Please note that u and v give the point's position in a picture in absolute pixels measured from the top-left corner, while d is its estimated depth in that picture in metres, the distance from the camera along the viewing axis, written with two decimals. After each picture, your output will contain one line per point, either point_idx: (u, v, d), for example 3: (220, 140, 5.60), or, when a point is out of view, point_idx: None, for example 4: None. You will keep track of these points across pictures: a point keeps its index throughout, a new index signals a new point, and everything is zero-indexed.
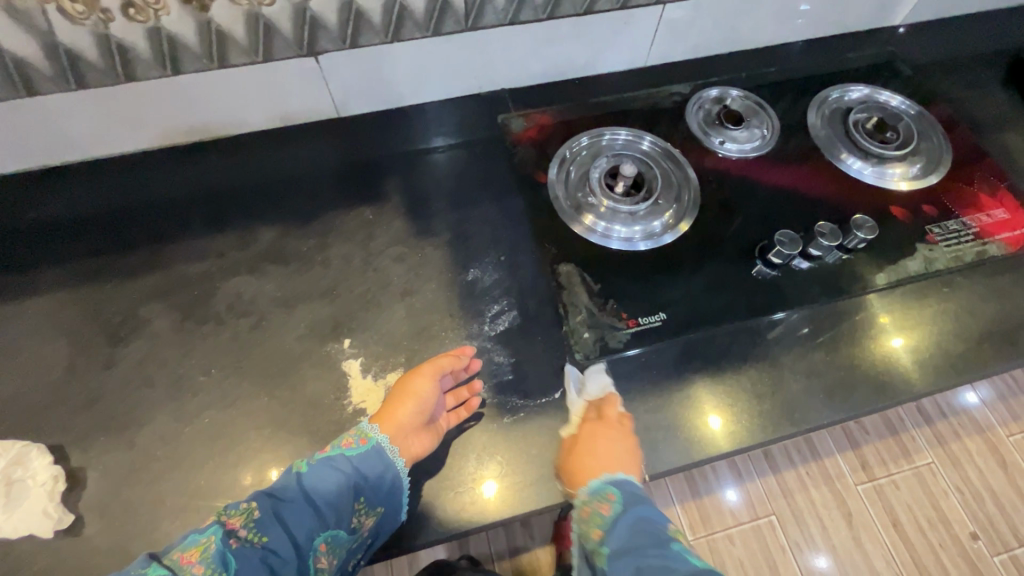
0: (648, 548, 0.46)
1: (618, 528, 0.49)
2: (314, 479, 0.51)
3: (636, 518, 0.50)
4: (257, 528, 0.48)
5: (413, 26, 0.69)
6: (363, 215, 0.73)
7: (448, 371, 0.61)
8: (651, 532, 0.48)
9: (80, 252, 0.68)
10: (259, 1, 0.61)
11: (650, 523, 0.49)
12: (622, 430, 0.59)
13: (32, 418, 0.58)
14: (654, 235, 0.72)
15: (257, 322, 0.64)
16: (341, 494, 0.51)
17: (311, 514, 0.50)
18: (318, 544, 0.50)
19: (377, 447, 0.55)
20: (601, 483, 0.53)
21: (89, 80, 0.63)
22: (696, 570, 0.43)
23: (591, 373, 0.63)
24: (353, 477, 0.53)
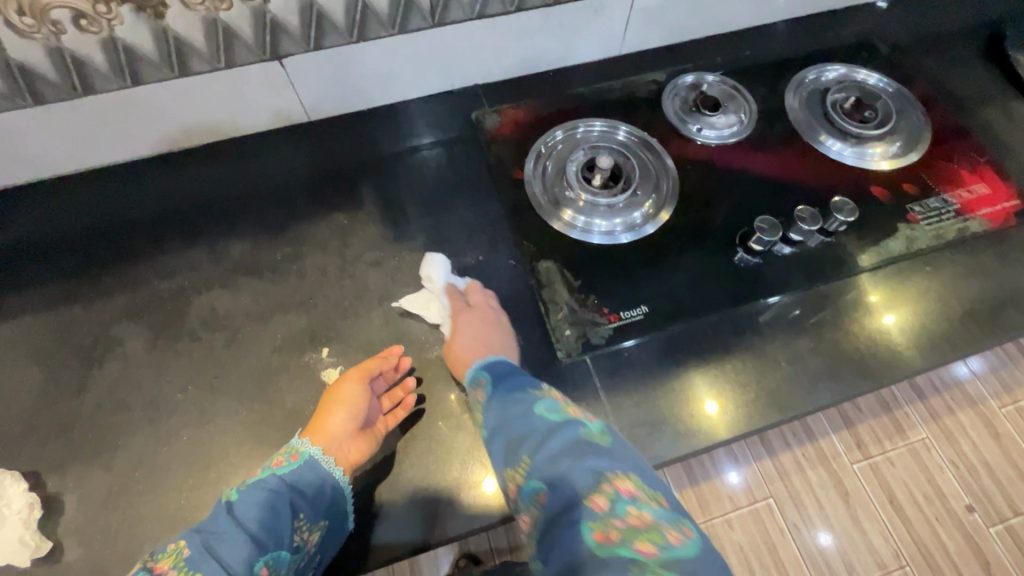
0: (512, 419, 0.52)
1: (494, 405, 0.54)
2: (242, 505, 0.51)
3: (506, 392, 0.55)
4: (186, 564, 0.47)
5: (378, 25, 0.67)
6: (338, 220, 0.72)
7: (377, 373, 0.61)
8: (518, 400, 0.54)
9: (50, 273, 0.67)
10: (216, 6, 0.60)
11: (521, 392, 0.55)
12: (483, 309, 0.65)
13: (5, 445, 0.57)
14: (635, 226, 0.71)
15: (234, 335, 0.63)
16: (275, 514, 0.51)
17: (247, 541, 0.49)
18: (261, 568, 0.48)
19: (307, 461, 0.54)
20: (473, 374, 0.58)
21: (45, 96, 0.61)
22: (550, 426, 0.50)
23: (438, 262, 0.68)
24: (286, 495, 0.52)
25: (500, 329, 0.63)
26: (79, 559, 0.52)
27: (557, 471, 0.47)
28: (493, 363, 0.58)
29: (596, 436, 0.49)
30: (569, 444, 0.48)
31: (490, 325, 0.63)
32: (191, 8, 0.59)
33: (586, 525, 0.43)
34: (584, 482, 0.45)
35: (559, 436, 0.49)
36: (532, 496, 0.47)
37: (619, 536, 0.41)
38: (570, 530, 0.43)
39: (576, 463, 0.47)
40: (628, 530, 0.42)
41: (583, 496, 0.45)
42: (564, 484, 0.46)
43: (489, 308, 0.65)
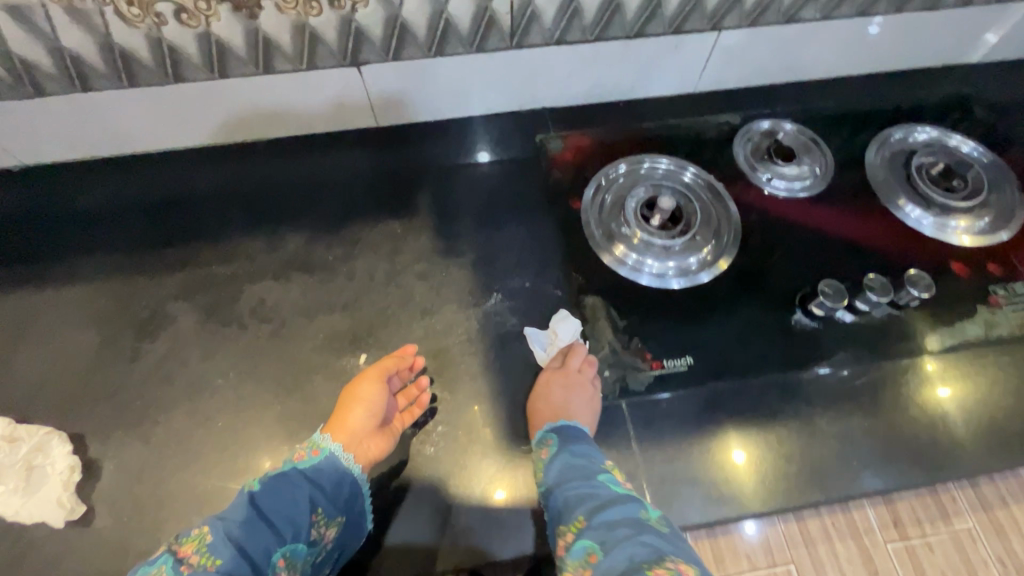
0: (575, 481, 0.53)
1: (559, 464, 0.55)
2: (264, 495, 0.51)
3: (574, 456, 0.56)
4: (210, 551, 0.46)
5: (457, 42, 0.68)
6: (391, 227, 0.72)
7: (394, 372, 0.61)
8: (586, 466, 0.55)
9: (119, 244, 0.70)
10: (306, 12, 0.61)
11: (565, 451, 0.56)
12: (582, 378, 0.61)
13: (57, 404, 0.60)
14: (689, 273, 0.69)
15: (278, 328, 0.64)
16: (296, 507, 0.51)
17: (267, 530, 0.49)
18: (276, 560, 0.49)
19: (329, 457, 0.55)
20: (542, 433, 0.58)
21: (140, 79, 0.65)
22: (615, 497, 0.52)
23: (558, 323, 0.66)
24: (308, 489, 0.53)
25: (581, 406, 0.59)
26: (106, 527, 0.54)
27: (612, 537, 0.48)
28: (564, 428, 0.57)
29: (659, 522, 0.50)
30: (629, 518, 0.49)
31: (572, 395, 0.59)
32: (283, 11, 0.61)
33: None
34: (642, 554, 0.46)
35: (621, 508, 0.50)
36: (582, 552, 0.48)
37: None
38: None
39: (632, 535, 0.47)
40: None
41: (640, 565, 0.45)
42: (621, 550, 0.46)
43: (587, 382, 0.61)
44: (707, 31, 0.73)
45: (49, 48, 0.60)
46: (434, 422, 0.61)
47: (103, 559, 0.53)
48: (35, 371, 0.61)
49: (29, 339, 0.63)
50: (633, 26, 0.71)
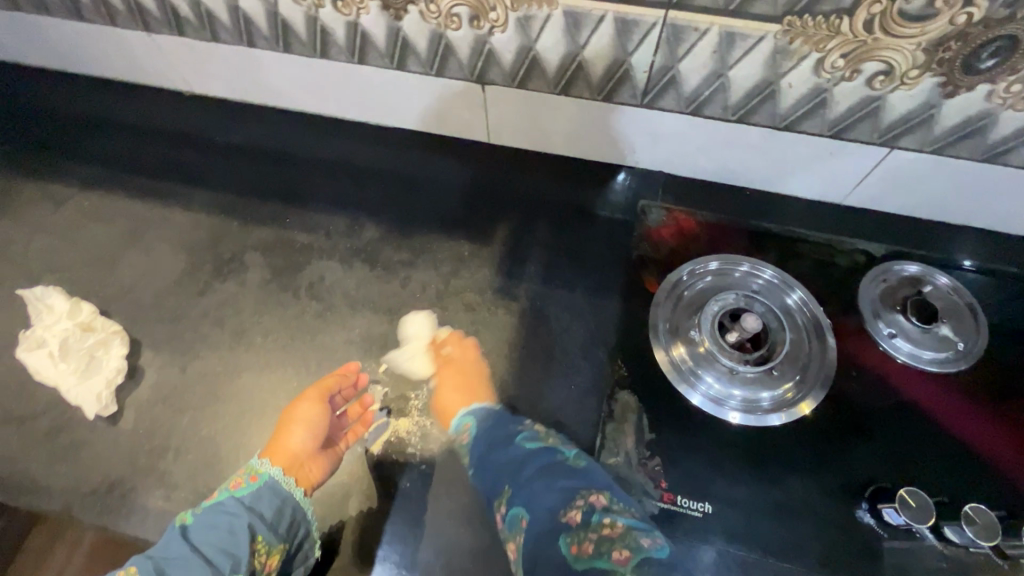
0: (498, 450, 0.55)
1: (483, 428, 0.57)
2: (198, 529, 0.52)
3: (491, 430, 0.57)
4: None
5: (585, 87, 0.65)
6: (460, 248, 0.71)
7: (336, 392, 0.62)
8: (502, 435, 0.56)
9: (230, 186, 0.77)
10: (447, 24, 0.62)
11: (485, 421, 0.58)
12: (470, 364, 0.62)
13: (134, 310, 0.68)
14: (749, 407, 0.60)
15: (324, 310, 0.67)
16: (232, 537, 0.52)
17: (203, 564, 0.50)
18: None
19: (267, 483, 0.55)
20: (457, 420, 0.59)
21: (292, 48, 0.70)
22: (529, 454, 0.53)
23: (410, 321, 0.66)
24: (246, 515, 0.53)
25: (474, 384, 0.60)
26: (125, 434, 0.60)
27: (530, 490, 0.49)
28: (475, 411, 0.58)
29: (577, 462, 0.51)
30: (548, 466, 0.51)
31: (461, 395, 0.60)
32: (425, 18, 0.62)
33: (562, 539, 0.43)
34: (556, 502, 0.46)
35: (537, 460, 0.52)
36: (514, 520, 0.48)
37: (593, 548, 0.41)
38: (547, 543, 0.44)
39: (550, 482, 0.49)
40: (602, 541, 0.41)
41: (557, 511, 0.46)
42: (540, 505, 0.47)
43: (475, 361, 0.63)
44: (875, 144, 0.62)
45: (228, 6, 0.67)
46: (421, 459, 0.59)
47: (110, 459, 0.59)
48: (132, 275, 0.71)
49: (138, 247, 0.73)
50: (785, 117, 0.62)
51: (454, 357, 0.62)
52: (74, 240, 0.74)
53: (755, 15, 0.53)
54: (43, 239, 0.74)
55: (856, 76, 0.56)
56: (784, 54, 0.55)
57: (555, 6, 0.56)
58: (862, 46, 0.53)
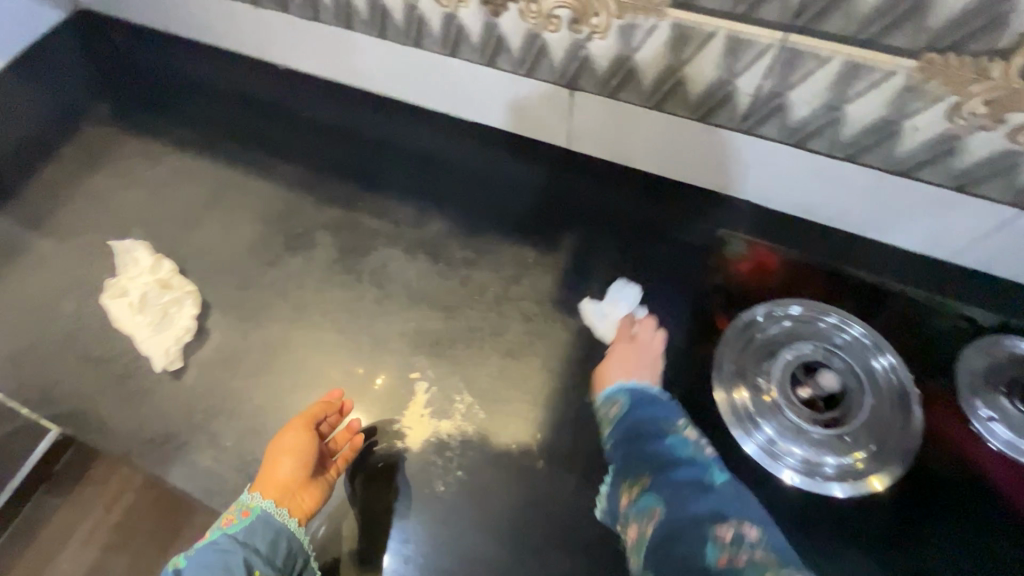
0: (644, 441, 0.52)
1: (635, 411, 0.55)
2: (193, 572, 0.51)
3: (639, 414, 0.54)
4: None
5: (680, 104, 0.62)
6: (525, 254, 0.70)
7: (321, 418, 0.59)
8: (654, 419, 0.54)
9: (310, 162, 0.79)
10: (546, 26, 0.60)
11: (633, 409, 0.55)
12: (649, 356, 0.61)
13: (208, 271, 0.71)
14: (811, 472, 0.55)
15: (383, 298, 0.68)
16: (227, 575, 0.50)
17: None
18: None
19: (260, 516, 0.53)
20: (608, 391, 0.58)
21: (389, 34, 0.71)
22: (679, 460, 0.51)
23: (615, 290, 0.67)
24: (240, 551, 0.52)
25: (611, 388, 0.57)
26: (186, 391, 0.63)
27: (677, 493, 0.48)
28: (632, 388, 0.57)
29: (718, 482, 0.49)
30: (696, 481, 0.49)
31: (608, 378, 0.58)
32: (524, 17, 0.60)
33: (706, 543, 0.44)
34: (700, 515, 0.46)
35: (684, 469, 0.50)
36: (645, 509, 0.49)
37: (743, 564, 0.42)
38: (687, 547, 0.44)
39: (696, 495, 0.48)
40: (755, 563, 0.42)
41: (703, 522, 0.45)
42: (684, 509, 0.47)
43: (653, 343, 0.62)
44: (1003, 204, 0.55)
45: None
46: (459, 465, 0.58)
47: (169, 411, 0.62)
48: (210, 237, 0.74)
49: (219, 211, 0.76)
50: (901, 162, 0.56)
51: (636, 339, 0.62)
52: (163, 196, 0.78)
53: (888, 47, 0.48)
54: (137, 192, 0.79)
55: (996, 126, 0.49)
56: (914, 93, 0.50)
57: (663, 16, 0.54)
58: (1010, 94, 0.46)
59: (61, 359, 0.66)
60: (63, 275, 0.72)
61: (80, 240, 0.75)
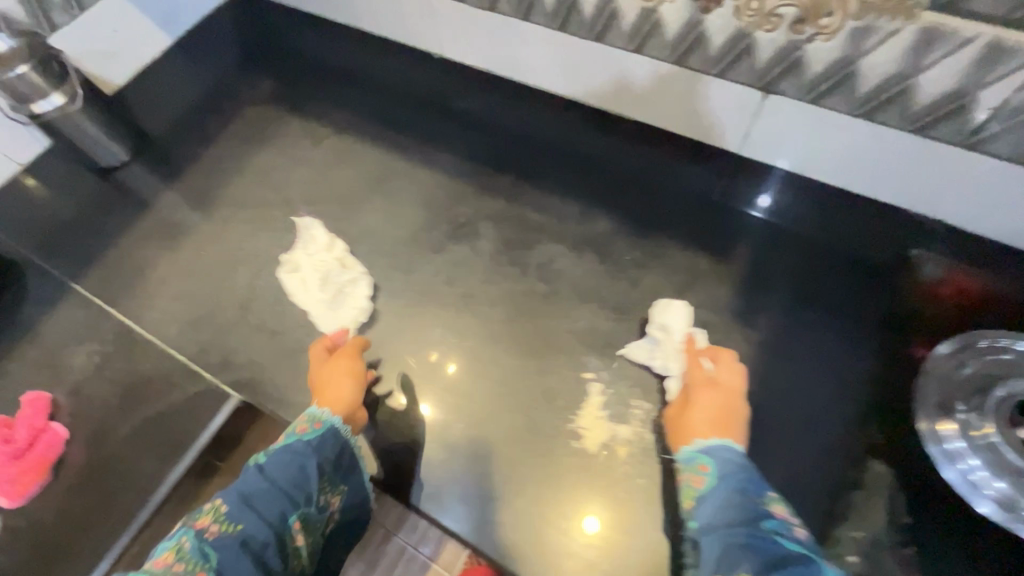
0: (735, 530, 0.42)
1: (714, 494, 0.46)
2: (270, 468, 0.51)
3: (729, 486, 0.46)
4: (226, 517, 0.48)
5: (896, 114, 0.58)
6: (696, 260, 0.68)
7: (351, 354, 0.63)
8: (746, 500, 0.45)
9: (470, 154, 0.80)
10: (760, 25, 0.58)
11: (716, 489, 0.46)
12: (727, 390, 0.54)
13: (374, 254, 0.72)
14: (1016, 515, 0.50)
15: (550, 293, 0.67)
16: (303, 475, 0.51)
17: (280, 496, 0.49)
18: (293, 522, 0.49)
19: (332, 429, 0.54)
20: (691, 453, 0.50)
21: (571, 27, 0.71)
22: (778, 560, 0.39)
23: (667, 309, 0.63)
24: (314, 458, 0.52)
25: (733, 417, 0.52)
26: None
27: None
28: (712, 446, 0.50)
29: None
30: None
31: (728, 412, 0.52)
32: (738, 15, 0.58)
33: None
34: None
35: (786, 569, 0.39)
36: None
37: None
38: None
39: None
40: None
41: None
42: None
43: (735, 388, 0.55)
44: None
45: None
46: (640, 474, 0.56)
47: None
48: (374, 220, 0.75)
49: (381, 195, 0.77)
50: None
51: (720, 382, 0.55)
52: (326, 177, 0.80)
53: None
54: (302, 171, 0.81)
55: None
56: None
57: (913, 19, 0.50)
58: None
59: (238, 327, 0.69)
60: (237, 246, 0.75)
61: (250, 214, 0.78)
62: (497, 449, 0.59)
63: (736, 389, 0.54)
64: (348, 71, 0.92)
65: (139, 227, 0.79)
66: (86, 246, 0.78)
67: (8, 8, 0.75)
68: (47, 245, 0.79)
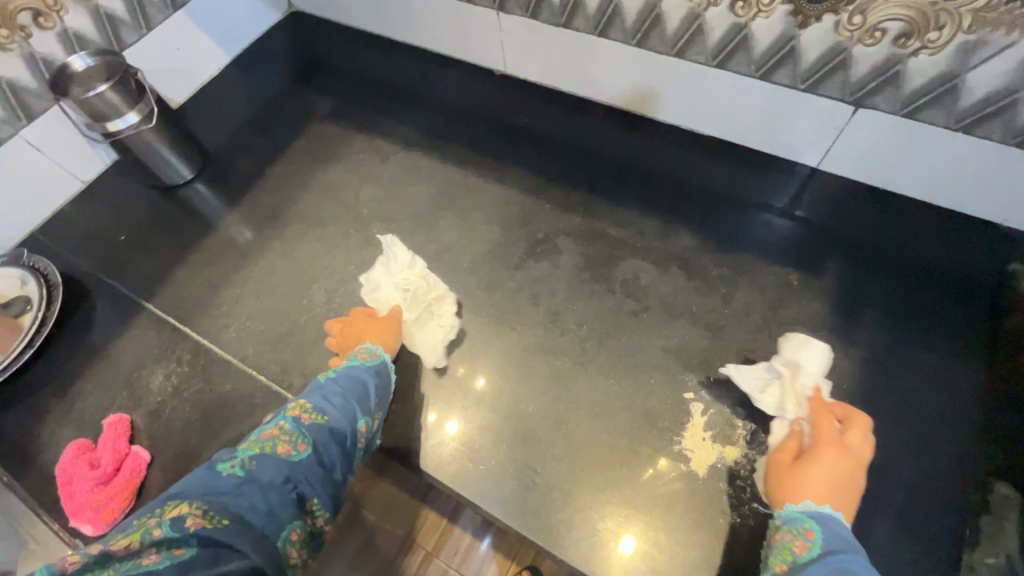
0: None
1: (809, 570, 0.40)
2: (342, 379, 0.53)
3: (834, 565, 0.40)
4: (314, 409, 0.50)
5: (1000, 128, 0.57)
6: (786, 275, 0.66)
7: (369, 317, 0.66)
8: None
9: (542, 170, 0.80)
10: (861, 39, 0.57)
11: (817, 564, 0.40)
12: (854, 462, 0.48)
13: (454, 271, 0.71)
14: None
15: (639, 310, 0.66)
16: (367, 390, 0.53)
17: (354, 400, 0.51)
18: (364, 424, 0.51)
19: (381, 364, 0.56)
20: (795, 513, 0.45)
21: (650, 43, 0.70)
22: None
23: (806, 355, 0.58)
24: (375, 377, 0.55)
25: (843, 491, 0.47)
26: (449, 391, 0.63)
27: None
28: (823, 513, 0.45)
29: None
30: None
31: (844, 481, 0.47)
32: (838, 29, 0.58)
33: None
34: None
35: None
36: None
37: None
38: None
39: None
40: None
41: None
42: None
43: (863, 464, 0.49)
44: None
45: None
46: (754, 498, 0.54)
47: (433, 410, 0.62)
48: (450, 237, 0.74)
49: (454, 212, 0.76)
50: None
51: (849, 452, 0.49)
52: (397, 194, 0.79)
53: None
54: (372, 188, 0.80)
55: None
56: None
57: None
58: None
59: (319, 347, 0.67)
60: (310, 264, 0.74)
61: (322, 232, 0.77)
62: (601, 473, 0.57)
63: (864, 459, 0.49)
64: (409, 89, 0.92)
65: (208, 244, 0.78)
66: (155, 264, 0.77)
67: (81, 27, 0.75)
68: (116, 263, 0.78)
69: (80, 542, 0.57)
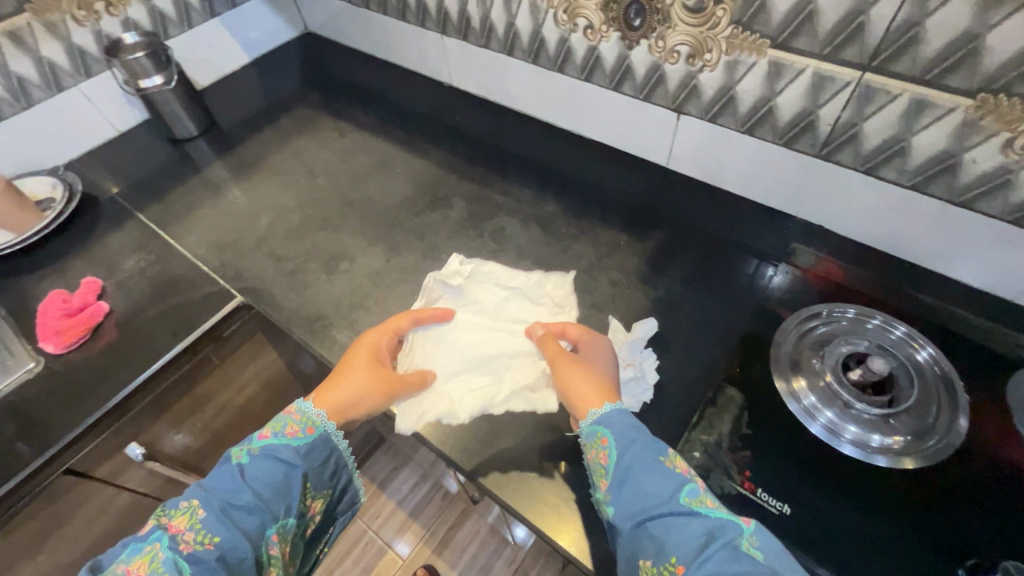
0: (656, 509, 0.47)
1: (620, 475, 0.50)
2: (251, 477, 0.53)
3: (633, 459, 0.50)
4: (205, 529, 0.50)
5: (769, 129, 0.75)
6: (618, 237, 0.84)
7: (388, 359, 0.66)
8: (659, 473, 0.49)
9: (458, 153, 1.01)
10: (666, 59, 0.78)
11: (623, 467, 0.50)
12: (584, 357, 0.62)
13: (369, 213, 0.92)
14: (867, 448, 0.60)
15: (497, 250, 0.84)
16: (285, 487, 0.53)
17: (262, 511, 0.52)
18: (271, 534, 0.52)
19: (322, 436, 0.57)
20: (590, 428, 0.55)
21: (540, 60, 0.93)
22: (702, 528, 0.45)
23: (642, 326, 0.68)
24: (296, 466, 0.55)
25: (610, 382, 0.60)
26: (338, 290, 0.81)
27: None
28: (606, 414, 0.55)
29: (755, 548, 0.44)
30: (724, 547, 0.43)
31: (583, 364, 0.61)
32: (651, 51, 0.78)
33: None
34: None
35: (713, 541, 0.44)
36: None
37: None
38: None
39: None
40: None
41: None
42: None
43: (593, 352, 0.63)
44: None
45: (507, 23, 0.92)
46: None
47: (322, 302, 0.80)
48: (374, 191, 0.95)
49: (382, 175, 0.98)
50: (963, 191, 0.65)
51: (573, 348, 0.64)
52: (343, 159, 1.02)
53: (945, 87, 0.59)
54: (326, 154, 1.03)
55: None
56: (971, 128, 0.60)
57: (762, 54, 0.69)
58: None
59: (253, 253, 0.87)
60: (265, 199, 0.96)
61: (281, 179, 0.99)
62: None
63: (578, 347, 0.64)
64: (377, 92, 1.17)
65: (195, 181, 1.01)
66: (152, 190, 1.00)
67: (139, 19, 1.04)
68: (126, 186, 1.02)
69: (42, 358, 0.76)
